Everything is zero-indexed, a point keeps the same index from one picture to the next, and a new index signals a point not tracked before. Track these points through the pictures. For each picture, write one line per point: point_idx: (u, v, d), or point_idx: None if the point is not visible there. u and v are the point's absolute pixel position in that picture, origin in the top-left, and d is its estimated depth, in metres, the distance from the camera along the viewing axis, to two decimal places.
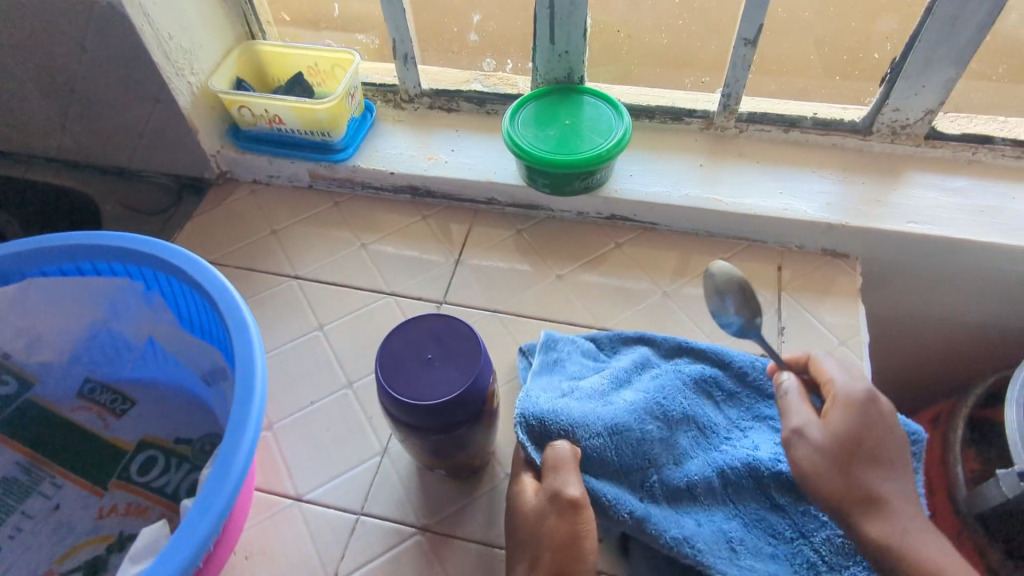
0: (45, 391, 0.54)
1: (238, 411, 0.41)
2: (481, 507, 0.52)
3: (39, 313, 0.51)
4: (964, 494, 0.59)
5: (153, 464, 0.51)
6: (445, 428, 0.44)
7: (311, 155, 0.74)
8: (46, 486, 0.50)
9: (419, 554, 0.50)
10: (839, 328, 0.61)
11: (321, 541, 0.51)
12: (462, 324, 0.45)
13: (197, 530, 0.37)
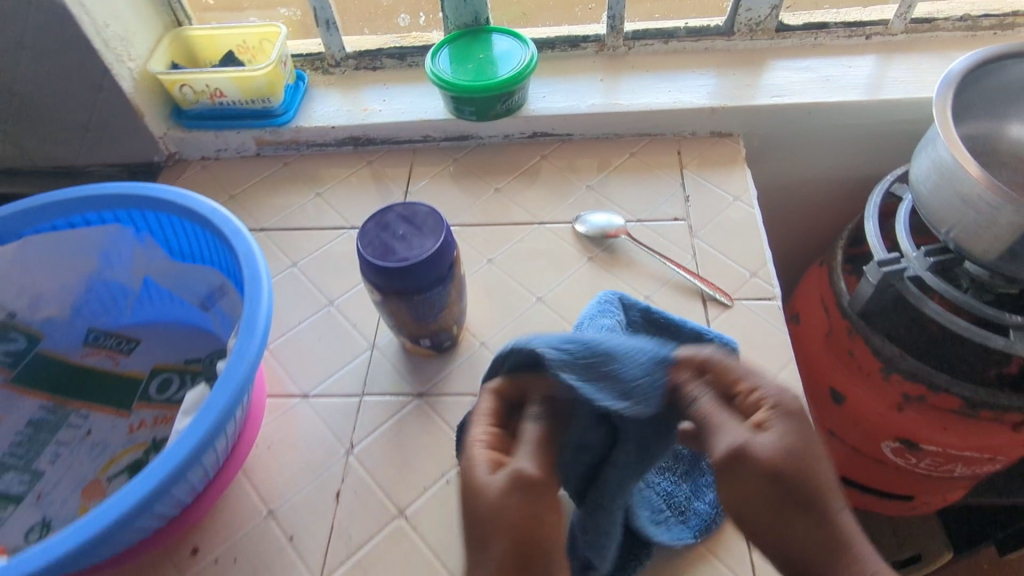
0: (53, 344, 0.59)
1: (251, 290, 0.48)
2: (466, 369, 0.61)
3: (38, 270, 0.56)
4: (847, 300, 0.72)
5: (170, 383, 0.57)
6: (425, 290, 0.53)
7: (254, 123, 0.80)
8: (73, 417, 0.55)
9: (420, 414, 0.58)
10: (734, 189, 0.73)
11: (332, 420, 0.59)
12: (422, 206, 0.54)
13: (234, 383, 0.44)
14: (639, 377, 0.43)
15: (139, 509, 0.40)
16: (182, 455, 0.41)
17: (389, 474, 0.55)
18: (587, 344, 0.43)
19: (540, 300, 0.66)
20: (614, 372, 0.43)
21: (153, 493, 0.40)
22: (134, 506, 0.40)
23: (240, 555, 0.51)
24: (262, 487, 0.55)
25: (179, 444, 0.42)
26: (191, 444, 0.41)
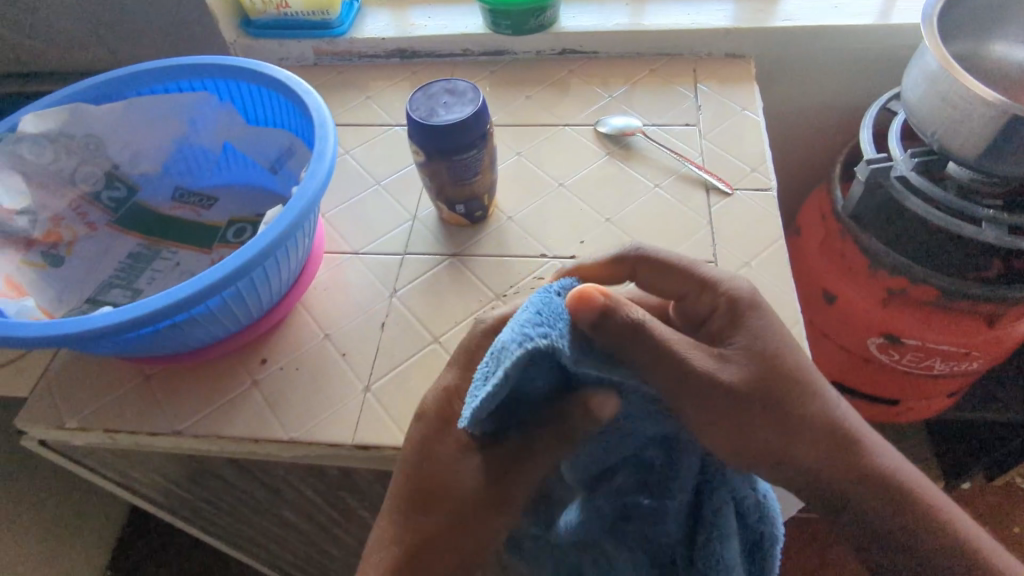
0: (147, 196, 0.69)
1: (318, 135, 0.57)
2: (495, 236, 0.70)
3: (138, 130, 0.66)
4: (841, 204, 0.80)
5: (244, 231, 0.67)
6: (464, 151, 0.62)
7: (314, 33, 0.90)
8: (165, 253, 0.65)
9: (453, 269, 0.68)
10: (743, 101, 0.81)
11: (379, 271, 0.68)
12: (461, 82, 0.63)
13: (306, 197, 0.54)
14: (551, 324, 0.40)
15: (219, 285, 0.51)
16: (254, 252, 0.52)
17: (426, 311, 0.64)
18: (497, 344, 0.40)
19: (562, 186, 0.74)
20: (502, 348, 0.40)
21: (230, 275, 0.51)
22: (215, 282, 0.51)
23: (302, 365, 0.61)
24: (318, 317, 0.65)
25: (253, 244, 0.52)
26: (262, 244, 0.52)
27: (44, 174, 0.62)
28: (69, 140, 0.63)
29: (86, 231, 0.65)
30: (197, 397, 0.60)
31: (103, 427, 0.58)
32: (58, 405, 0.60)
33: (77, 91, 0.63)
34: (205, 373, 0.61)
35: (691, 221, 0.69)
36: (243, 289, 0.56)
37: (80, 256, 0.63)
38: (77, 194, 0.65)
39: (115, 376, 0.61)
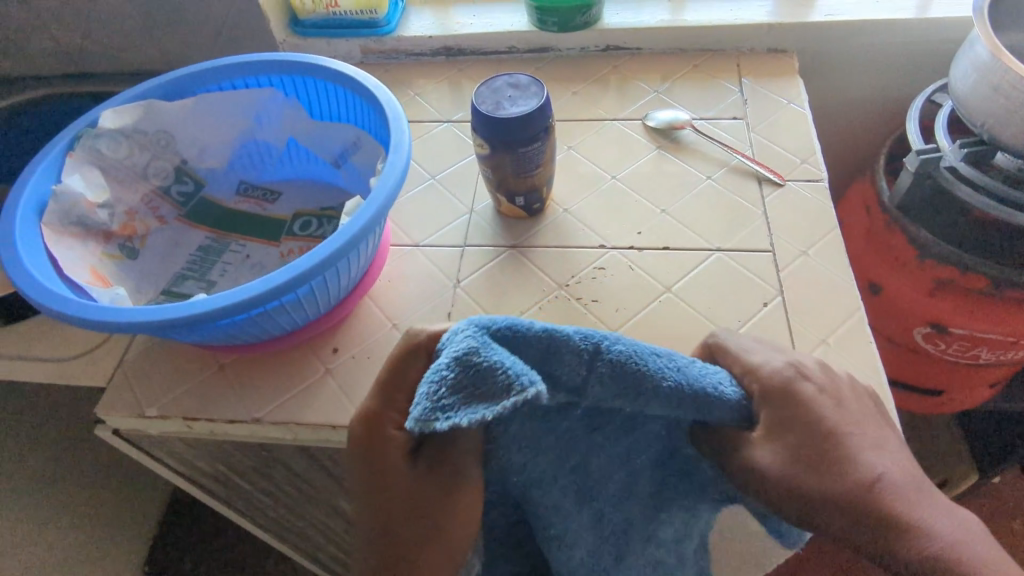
0: (212, 190, 0.70)
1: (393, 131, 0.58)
2: (552, 228, 0.72)
3: (206, 126, 0.68)
4: (886, 194, 0.82)
5: (310, 224, 0.68)
6: (527, 143, 0.64)
7: (361, 31, 0.91)
8: (234, 245, 0.67)
9: (514, 259, 0.69)
10: (788, 95, 0.82)
11: (441, 263, 0.70)
12: (525, 75, 0.64)
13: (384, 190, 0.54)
14: (516, 368, 0.39)
15: (304, 277, 0.51)
16: (338, 245, 0.52)
17: (490, 301, 0.66)
18: (455, 366, 0.40)
19: (615, 179, 0.76)
20: (474, 369, 0.39)
21: (315, 267, 0.51)
22: (301, 274, 0.51)
23: (373, 354, 0.63)
24: (384, 308, 0.66)
25: (336, 237, 0.52)
26: (345, 238, 0.52)
27: (119, 169, 0.63)
28: (142, 136, 0.65)
29: (157, 224, 0.66)
30: (273, 385, 0.61)
31: (182, 415, 0.60)
32: (137, 394, 0.62)
33: (150, 88, 0.64)
34: (279, 362, 0.63)
35: (745, 212, 0.71)
36: (322, 282, 0.56)
37: (152, 249, 0.65)
38: (149, 188, 0.66)
39: (191, 366, 0.63)
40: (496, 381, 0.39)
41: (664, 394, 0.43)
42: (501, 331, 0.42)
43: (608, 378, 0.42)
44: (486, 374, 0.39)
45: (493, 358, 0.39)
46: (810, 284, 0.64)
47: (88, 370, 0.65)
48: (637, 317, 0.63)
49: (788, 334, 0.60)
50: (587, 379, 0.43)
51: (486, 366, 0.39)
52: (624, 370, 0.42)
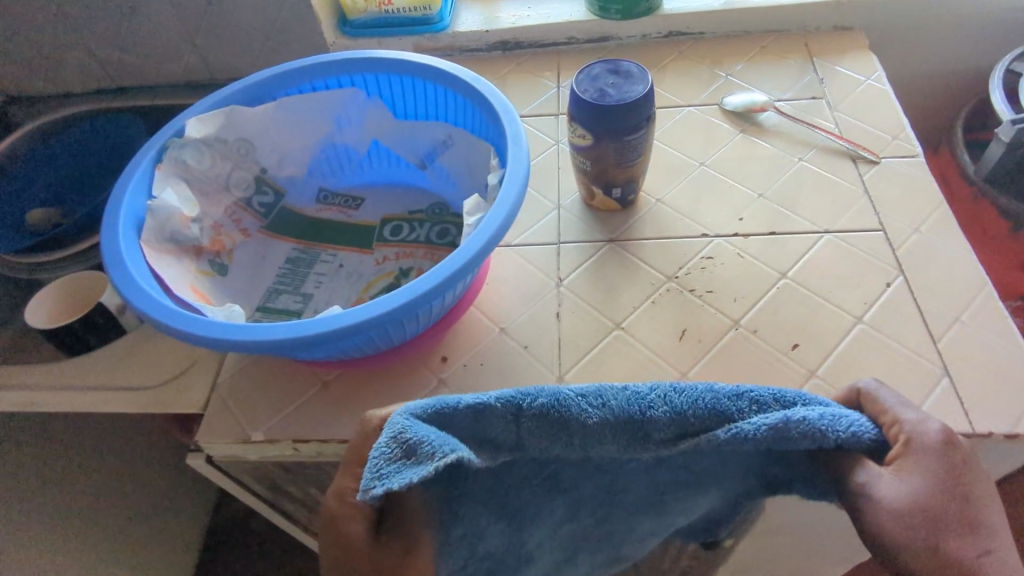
0: (293, 199, 0.67)
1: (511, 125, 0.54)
2: (648, 219, 0.69)
3: (285, 132, 0.64)
4: (973, 169, 0.80)
5: (402, 229, 0.65)
6: (632, 132, 0.60)
7: (416, 29, 0.88)
8: (324, 255, 0.63)
9: (614, 253, 0.66)
10: (863, 72, 0.80)
11: (539, 262, 0.67)
12: (624, 62, 0.62)
13: (514, 192, 0.50)
14: (433, 440, 0.38)
15: (448, 284, 0.47)
16: (480, 245, 0.47)
17: (598, 298, 0.63)
18: (387, 439, 0.39)
19: (703, 166, 0.74)
20: (410, 441, 0.39)
21: (458, 272, 0.47)
22: (446, 280, 0.46)
23: (486, 360, 0.60)
24: (489, 311, 0.63)
25: (476, 237, 0.48)
26: (487, 237, 0.48)
27: (204, 181, 0.60)
28: (223, 145, 0.61)
29: (241, 237, 0.63)
30: (385, 400, 0.58)
31: (290, 437, 0.56)
32: (238, 418, 0.58)
33: (230, 94, 0.61)
34: (386, 374, 0.59)
35: (846, 191, 0.69)
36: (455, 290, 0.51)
37: (240, 264, 0.61)
38: (231, 199, 0.63)
39: (292, 385, 0.59)
40: (419, 449, 0.38)
41: (599, 434, 0.41)
42: (431, 412, 0.41)
43: (537, 428, 0.41)
44: (412, 446, 0.38)
45: (414, 432, 0.39)
46: (929, 261, 0.62)
47: (180, 396, 0.61)
48: (757, 305, 0.61)
49: (918, 314, 0.58)
50: (518, 435, 0.42)
51: (413, 437, 0.39)
52: (547, 420, 0.41)
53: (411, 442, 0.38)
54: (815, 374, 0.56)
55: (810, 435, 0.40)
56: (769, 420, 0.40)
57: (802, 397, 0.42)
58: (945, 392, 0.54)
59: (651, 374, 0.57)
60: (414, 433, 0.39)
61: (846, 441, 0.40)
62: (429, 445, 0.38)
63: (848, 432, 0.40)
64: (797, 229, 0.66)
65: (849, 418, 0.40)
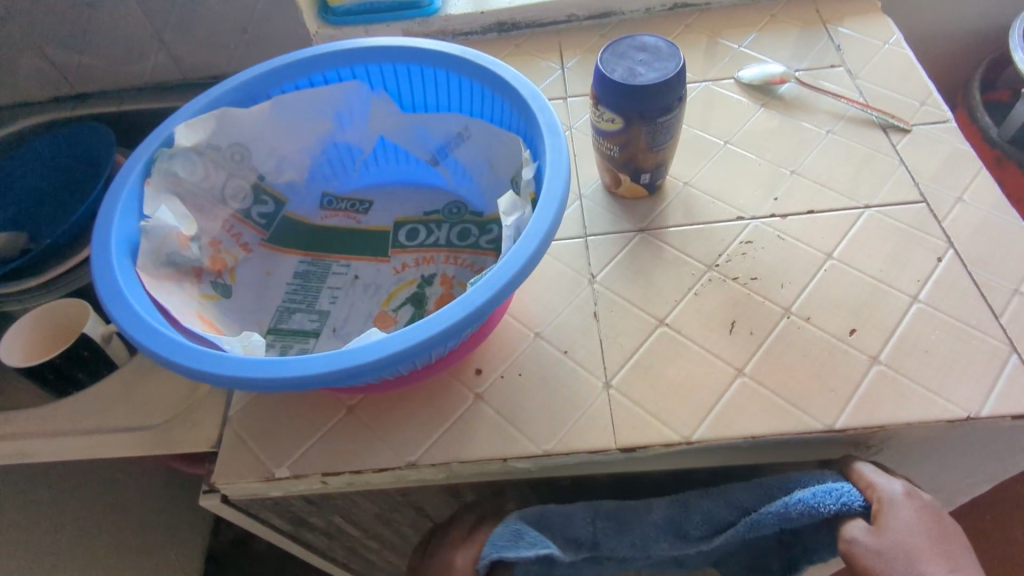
0: (294, 207, 0.61)
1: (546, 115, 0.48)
2: (677, 205, 0.65)
3: (283, 134, 0.58)
4: (995, 132, 0.80)
5: (418, 231, 0.60)
6: (664, 114, 0.56)
7: (404, 12, 0.81)
8: (336, 267, 0.58)
9: (646, 243, 0.62)
10: (880, 36, 0.77)
11: (568, 259, 0.62)
12: (651, 37, 0.57)
13: (558, 193, 0.44)
14: (535, 536, 0.52)
15: (503, 297, 0.40)
16: (533, 250, 0.41)
17: (637, 292, 0.59)
18: (502, 531, 0.53)
19: (728, 144, 0.70)
20: (517, 531, 0.52)
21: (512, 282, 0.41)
22: (500, 293, 0.40)
23: (524, 370, 0.55)
24: (521, 315, 0.58)
25: (527, 240, 0.42)
26: (539, 240, 0.41)
27: (197, 194, 0.54)
28: (216, 152, 0.55)
29: (243, 254, 0.57)
30: (420, 421, 0.53)
31: (320, 472, 0.51)
32: (258, 453, 0.52)
33: (219, 94, 0.54)
34: (417, 394, 0.54)
35: (880, 163, 0.66)
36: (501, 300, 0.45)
37: (245, 284, 0.56)
38: (229, 212, 0.57)
39: (313, 414, 0.54)
40: (525, 540, 0.52)
41: (652, 529, 0.53)
42: (535, 517, 0.54)
43: (603, 531, 0.54)
44: (521, 538, 0.52)
45: (518, 527, 0.52)
46: (978, 231, 0.59)
47: (189, 434, 0.55)
48: (807, 290, 0.57)
49: (975, 288, 0.55)
50: (594, 532, 0.54)
51: (522, 530, 0.52)
52: (608, 517, 0.54)
53: (518, 533, 0.52)
54: (879, 359, 0.52)
55: (805, 512, 0.49)
56: (774, 506, 0.50)
57: (802, 480, 0.51)
58: (1018, 367, 0.51)
59: (705, 371, 0.53)
60: (521, 531, 0.52)
61: (836, 511, 0.49)
62: (532, 539, 0.52)
63: (837, 503, 0.49)
64: (836, 206, 0.63)
65: (837, 490, 0.49)
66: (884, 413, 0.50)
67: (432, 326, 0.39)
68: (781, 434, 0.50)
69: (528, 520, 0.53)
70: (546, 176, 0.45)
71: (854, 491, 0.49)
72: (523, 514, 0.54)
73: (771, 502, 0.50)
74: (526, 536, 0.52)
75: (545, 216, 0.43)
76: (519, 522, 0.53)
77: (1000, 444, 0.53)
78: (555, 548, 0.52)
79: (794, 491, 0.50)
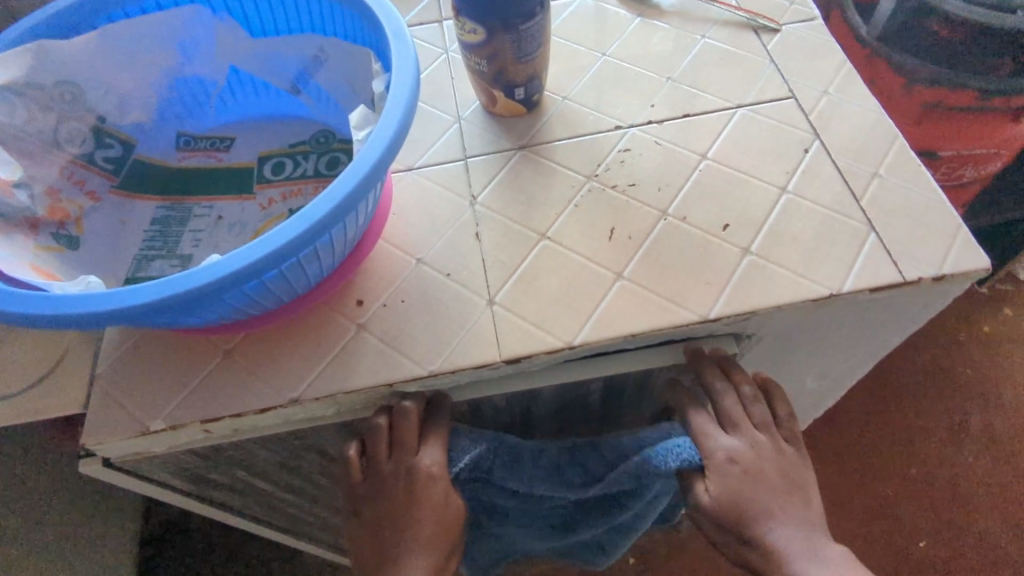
0: (147, 149, 0.57)
1: (392, 23, 0.46)
2: (556, 120, 0.64)
3: (119, 68, 0.53)
4: (864, 31, 0.84)
5: (284, 165, 0.57)
6: (527, 20, 0.54)
7: None
8: (198, 209, 0.55)
9: (526, 160, 0.61)
10: None
11: (451, 183, 0.60)
12: None
13: (403, 105, 0.42)
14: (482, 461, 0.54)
15: (347, 211, 0.39)
16: (376, 160, 0.39)
17: (518, 208, 0.58)
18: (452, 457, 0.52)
19: (606, 56, 0.69)
20: (471, 456, 0.53)
21: (356, 197, 0.39)
22: (341, 208, 0.38)
23: (408, 296, 0.54)
24: (401, 243, 0.57)
25: (369, 152, 0.40)
26: (382, 150, 0.39)
27: (23, 139, 0.49)
28: (40, 92, 0.50)
29: (89, 203, 0.53)
30: (300, 356, 0.51)
31: (198, 419, 0.49)
32: (129, 408, 0.50)
33: (34, 25, 0.49)
34: (295, 329, 0.52)
35: (752, 63, 0.66)
36: (354, 215, 0.43)
37: (95, 234, 0.52)
38: (67, 158, 0.52)
39: (185, 363, 0.51)
40: (476, 460, 0.53)
41: (542, 466, 0.55)
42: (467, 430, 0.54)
43: (500, 460, 0.54)
44: (478, 460, 0.54)
45: (468, 457, 0.53)
46: (841, 121, 0.61)
47: (53, 397, 0.51)
48: (682, 191, 0.58)
49: (839, 175, 0.57)
50: (498, 458, 0.54)
51: (474, 457, 0.53)
52: (508, 452, 0.55)
53: (460, 461, 0.52)
54: (750, 251, 0.54)
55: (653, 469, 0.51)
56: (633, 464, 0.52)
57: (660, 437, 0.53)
58: (876, 245, 0.53)
59: (587, 277, 0.54)
60: (470, 458, 0.53)
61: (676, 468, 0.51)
62: (474, 463, 0.53)
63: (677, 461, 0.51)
64: (712, 109, 0.63)
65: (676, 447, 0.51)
66: (754, 299, 0.51)
67: (268, 244, 0.37)
68: (660, 328, 0.51)
69: (460, 442, 0.53)
70: (392, 84, 0.43)
71: (692, 447, 0.52)
72: (457, 435, 0.53)
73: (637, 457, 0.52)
74: (476, 459, 0.53)
75: (388, 125, 0.41)
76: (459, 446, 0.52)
77: (868, 318, 0.56)
78: (469, 465, 0.53)
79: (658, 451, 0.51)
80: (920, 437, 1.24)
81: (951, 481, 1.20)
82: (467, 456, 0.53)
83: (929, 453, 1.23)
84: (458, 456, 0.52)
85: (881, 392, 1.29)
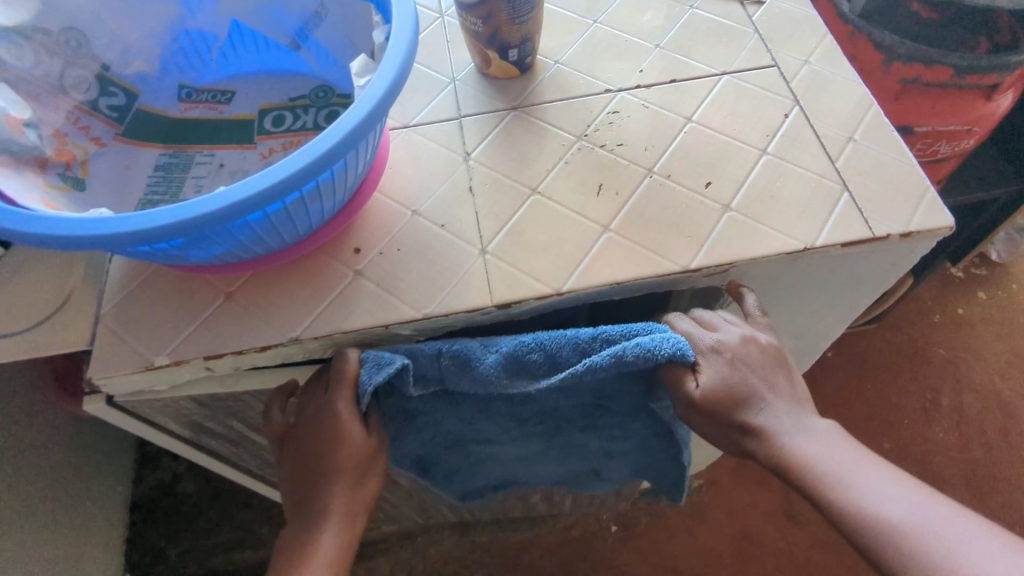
0: (150, 99, 0.58)
1: None
2: (547, 83, 0.66)
3: (122, 18, 0.56)
4: (846, 9, 0.87)
5: (285, 117, 0.58)
6: None
7: None
8: (200, 157, 0.56)
9: (518, 120, 0.63)
10: None
11: (447, 141, 0.62)
12: None
13: (403, 52, 0.44)
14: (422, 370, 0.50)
15: (348, 147, 0.41)
16: (376, 99, 0.41)
17: (510, 165, 0.60)
18: (371, 374, 0.49)
19: (597, 24, 0.72)
20: (394, 364, 0.49)
21: (356, 135, 0.41)
22: (342, 144, 0.40)
23: (403, 245, 0.56)
24: (397, 196, 0.59)
25: (369, 93, 0.42)
26: (382, 91, 0.42)
27: (29, 82, 0.50)
28: (47, 37, 0.51)
29: (94, 147, 0.55)
30: (299, 297, 0.53)
31: (200, 355, 0.51)
32: (133, 344, 0.52)
33: None
34: (295, 273, 0.54)
35: (737, 33, 0.69)
36: (354, 156, 0.45)
37: (100, 178, 0.54)
38: (72, 103, 0.53)
39: (188, 302, 0.53)
40: (410, 372, 0.50)
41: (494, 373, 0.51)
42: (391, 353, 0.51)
43: (445, 369, 0.50)
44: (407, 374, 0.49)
45: (396, 363, 0.49)
46: (821, 89, 0.64)
47: (58, 334, 0.53)
48: (667, 151, 0.60)
49: (816, 139, 0.60)
50: (440, 371, 0.51)
51: (403, 372, 0.49)
52: (453, 362, 0.50)
53: (378, 375, 0.48)
54: (730, 207, 0.57)
55: (641, 357, 0.48)
56: (613, 351, 0.49)
57: (645, 328, 0.51)
58: (848, 204, 0.56)
59: (576, 229, 0.56)
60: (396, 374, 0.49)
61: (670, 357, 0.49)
62: (405, 370, 0.49)
63: (672, 350, 0.49)
64: (697, 76, 0.66)
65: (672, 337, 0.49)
66: (732, 250, 0.54)
67: (273, 175, 0.39)
68: (643, 277, 0.54)
69: (368, 362, 0.50)
70: (392, 32, 0.45)
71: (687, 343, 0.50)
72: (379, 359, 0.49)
73: (610, 349, 0.49)
74: (404, 375, 0.49)
75: (389, 68, 0.43)
76: (371, 363, 0.49)
77: (842, 275, 0.59)
78: (401, 375, 0.49)
79: (637, 342, 0.48)
80: (892, 413, 1.29)
81: (921, 454, 1.25)
82: (385, 365, 0.49)
83: (902, 428, 1.27)
84: (375, 374, 0.49)
85: (856, 369, 1.33)
